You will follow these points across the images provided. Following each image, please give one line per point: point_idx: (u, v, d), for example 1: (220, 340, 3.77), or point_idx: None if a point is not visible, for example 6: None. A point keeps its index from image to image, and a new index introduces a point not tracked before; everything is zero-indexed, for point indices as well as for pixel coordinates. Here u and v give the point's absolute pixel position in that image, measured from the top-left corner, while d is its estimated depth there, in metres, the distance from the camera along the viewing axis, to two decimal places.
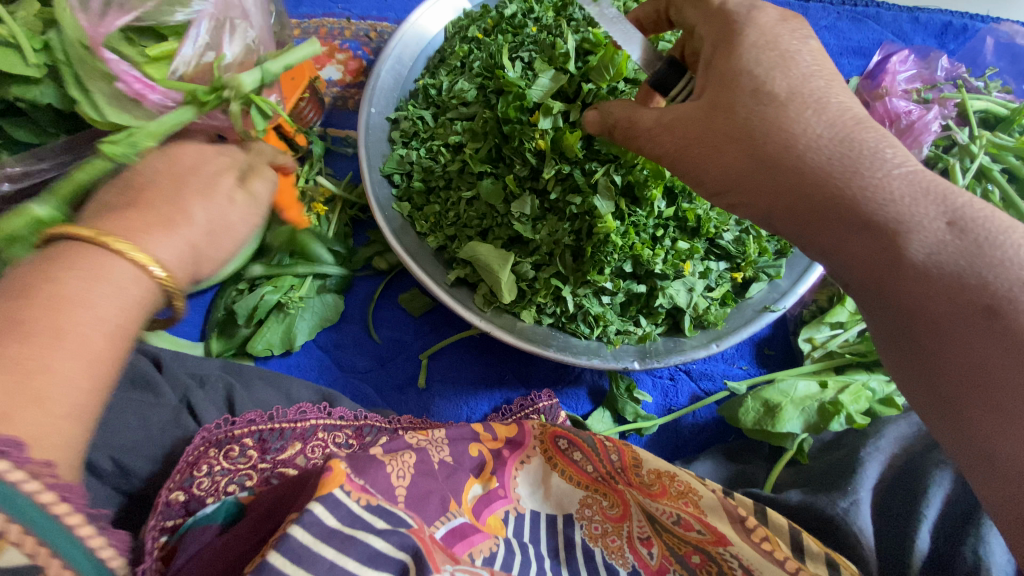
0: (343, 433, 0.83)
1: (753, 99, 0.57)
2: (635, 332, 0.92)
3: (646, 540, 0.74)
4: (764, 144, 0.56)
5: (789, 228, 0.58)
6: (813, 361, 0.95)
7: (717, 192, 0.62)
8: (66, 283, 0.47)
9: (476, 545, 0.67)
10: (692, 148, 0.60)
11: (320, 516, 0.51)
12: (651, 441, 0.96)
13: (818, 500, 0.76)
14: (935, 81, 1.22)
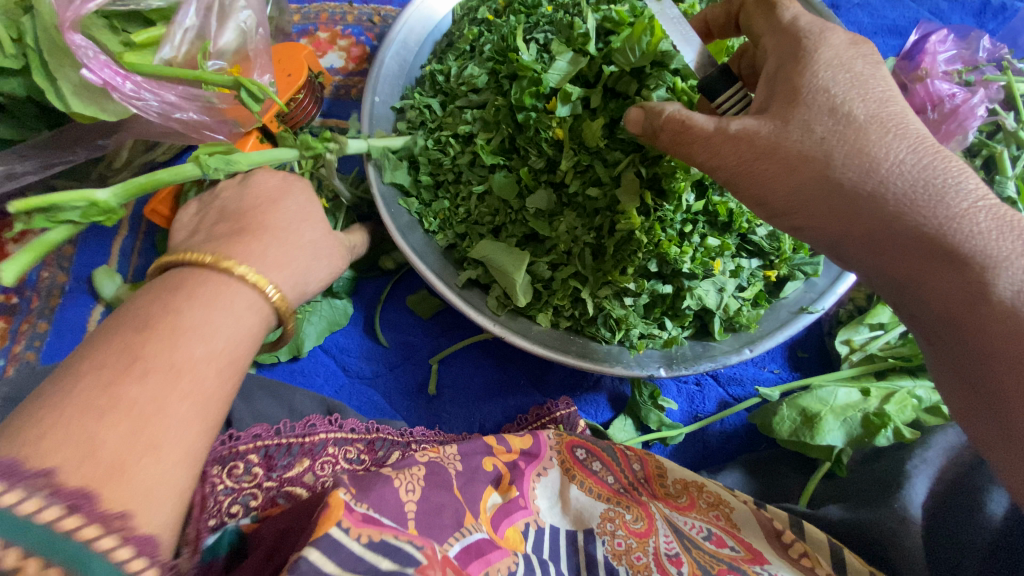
0: (354, 448, 0.79)
1: (829, 117, 0.53)
2: (660, 336, 0.85)
3: (674, 557, 0.62)
4: (843, 168, 0.52)
5: (856, 256, 0.56)
6: (851, 365, 0.88)
7: (777, 214, 0.57)
8: (186, 312, 0.47)
9: (494, 565, 0.56)
10: (759, 165, 0.55)
11: (317, 564, 0.43)
12: (677, 451, 0.90)
13: (865, 519, 0.66)
14: (977, 62, 1.14)
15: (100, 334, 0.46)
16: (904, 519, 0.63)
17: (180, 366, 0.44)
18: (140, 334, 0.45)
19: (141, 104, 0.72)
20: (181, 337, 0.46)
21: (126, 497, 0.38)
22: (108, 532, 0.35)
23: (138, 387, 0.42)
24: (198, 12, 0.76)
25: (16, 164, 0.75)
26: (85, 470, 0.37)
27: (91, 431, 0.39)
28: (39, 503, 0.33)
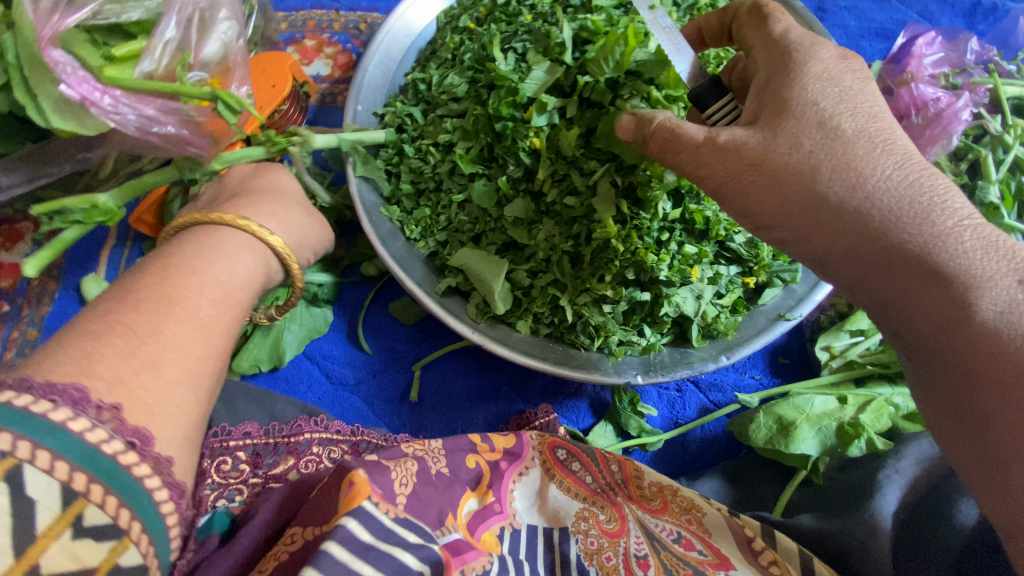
0: (337, 449, 0.77)
1: (815, 131, 0.53)
2: (639, 342, 0.86)
3: (642, 560, 0.62)
4: (828, 182, 0.52)
5: (843, 270, 0.55)
6: (831, 371, 0.88)
7: (763, 226, 0.57)
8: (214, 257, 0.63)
9: (471, 563, 0.56)
10: (745, 177, 0.55)
11: (354, 531, 0.49)
12: (657, 458, 0.90)
13: (833, 528, 0.67)
14: (965, 65, 1.13)
15: (135, 270, 0.60)
16: (873, 530, 0.64)
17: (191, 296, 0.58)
18: (170, 268, 0.59)
19: (119, 118, 0.73)
20: (202, 275, 0.60)
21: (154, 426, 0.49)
22: (143, 460, 0.45)
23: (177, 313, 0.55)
24: (178, 23, 0.76)
25: (1, 178, 0.78)
26: (102, 385, 0.47)
27: (106, 351, 0.49)
28: (88, 425, 0.43)
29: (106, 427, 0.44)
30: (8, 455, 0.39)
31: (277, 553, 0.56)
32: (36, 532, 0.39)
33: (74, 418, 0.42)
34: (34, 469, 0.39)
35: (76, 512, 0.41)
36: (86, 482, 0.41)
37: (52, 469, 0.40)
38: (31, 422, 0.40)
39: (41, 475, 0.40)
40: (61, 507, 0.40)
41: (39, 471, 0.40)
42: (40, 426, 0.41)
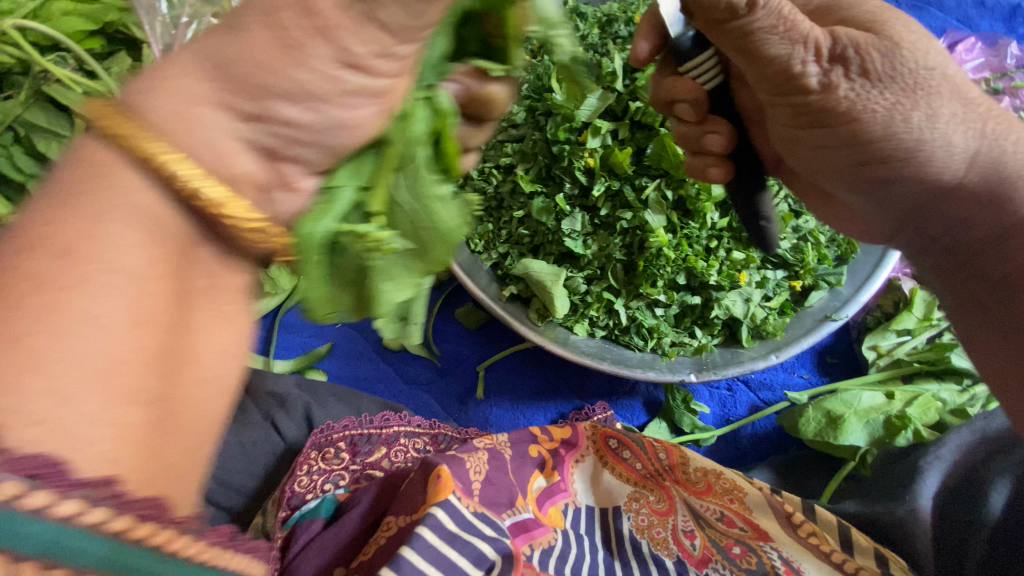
0: (421, 440, 0.86)
1: (920, 55, 0.55)
2: (690, 343, 0.92)
3: (689, 532, 0.72)
4: (945, 108, 0.55)
5: (920, 213, 0.59)
6: (879, 369, 0.92)
7: (871, 161, 0.57)
8: (62, 226, 0.32)
9: (537, 539, 0.67)
10: (875, 98, 0.54)
11: (442, 520, 0.60)
12: (710, 453, 0.95)
13: (878, 512, 0.71)
14: (1006, 69, 1.15)
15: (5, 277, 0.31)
16: (914, 512, 0.68)
17: (104, 250, 0.32)
18: (65, 200, 0.33)
19: None
20: (92, 202, 0.33)
21: (88, 454, 0.30)
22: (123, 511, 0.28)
23: (70, 299, 0.31)
24: None
25: None
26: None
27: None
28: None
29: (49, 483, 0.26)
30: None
31: (377, 537, 0.66)
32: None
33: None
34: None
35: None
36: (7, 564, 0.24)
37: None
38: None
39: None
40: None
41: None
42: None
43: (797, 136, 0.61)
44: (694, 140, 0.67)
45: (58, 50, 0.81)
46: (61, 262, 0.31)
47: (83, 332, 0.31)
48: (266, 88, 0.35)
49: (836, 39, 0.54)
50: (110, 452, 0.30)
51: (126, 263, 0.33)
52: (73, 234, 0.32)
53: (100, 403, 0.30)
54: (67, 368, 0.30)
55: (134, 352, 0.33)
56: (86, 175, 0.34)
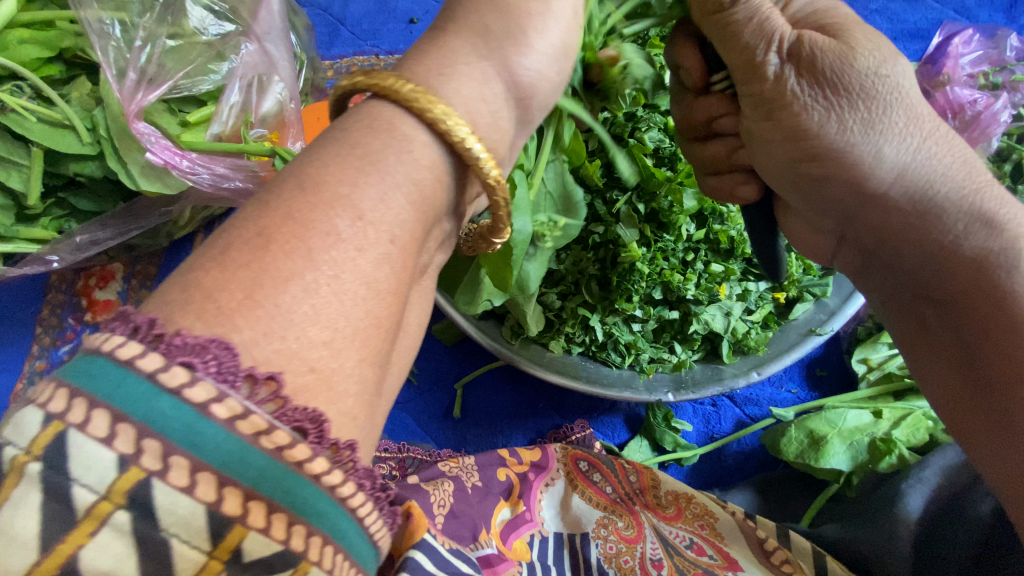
0: (386, 465, 0.84)
1: (877, 60, 0.49)
2: (669, 360, 0.88)
3: (657, 561, 0.69)
4: (892, 121, 0.49)
5: (853, 219, 0.54)
6: (869, 384, 0.89)
7: (803, 159, 0.52)
8: (360, 190, 0.34)
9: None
10: (823, 99, 0.49)
11: (421, 562, 0.55)
12: (691, 472, 0.92)
13: (856, 538, 0.70)
14: (1005, 62, 1.10)
15: (312, 213, 0.33)
16: (892, 534, 0.68)
17: (388, 218, 0.35)
18: (361, 164, 0.35)
19: (195, 178, 0.82)
20: (383, 166, 0.36)
21: (337, 410, 0.31)
22: (320, 452, 0.29)
23: (356, 260, 0.32)
24: (242, 88, 0.86)
25: (99, 232, 0.86)
26: (189, 317, 0.28)
27: (209, 285, 0.29)
28: (216, 393, 0.27)
29: (265, 412, 0.28)
30: (54, 416, 0.25)
31: None
32: (74, 518, 0.25)
33: (143, 353, 0.26)
34: (35, 405, 0.26)
35: (234, 544, 0.27)
36: (217, 487, 0.26)
37: (194, 488, 0.26)
38: (110, 372, 0.26)
39: (100, 447, 0.25)
40: (114, 471, 0.25)
41: (93, 441, 0.25)
42: (107, 375, 0.26)
43: (750, 134, 0.56)
44: (724, 161, 0.63)
45: (13, 77, 0.80)
46: (355, 222, 0.33)
47: (356, 289, 0.32)
48: (533, 47, 0.43)
49: (795, 39, 0.50)
50: (349, 408, 0.31)
51: (399, 233, 0.35)
52: (365, 199, 0.34)
53: (355, 360, 0.32)
54: (339, 321, 0.31)
55: (384, 316, 0.34)
56: (375, 135, 0.37)
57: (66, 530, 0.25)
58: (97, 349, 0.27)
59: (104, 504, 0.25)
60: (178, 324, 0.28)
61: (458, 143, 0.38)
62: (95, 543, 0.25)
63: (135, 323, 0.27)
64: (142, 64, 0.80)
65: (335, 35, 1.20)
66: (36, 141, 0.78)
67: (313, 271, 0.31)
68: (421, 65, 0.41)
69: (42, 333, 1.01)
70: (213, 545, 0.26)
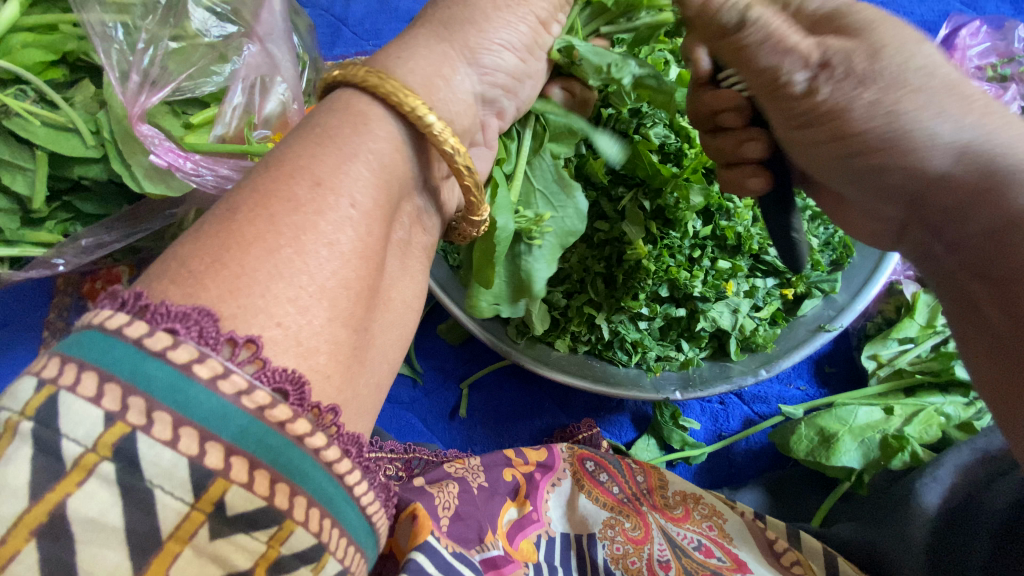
0: (393, 466, 0.81)
1: (908, 53, 0.46)
2: (676, 358, 0.87)
3: (665, 563, 0.68)
4: (938, 114, 0.45)
5: (925, 212, 0.48)
6: (879, 380, 0.88)
7: (852, 155, 0.49)
8: (322, 159, 0.40)
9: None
10: (862, 92, 0.46)
11: (423, 564, 0.55)
12: (700, 471, 0.91)
13: (870, 538, 0.69)
14: (1015, 54, 1.09)
15: (284, 183, 0.39)
16: (904, 533, 0.66)
17: (349, 186, 0.40)
18: (325, 137, 0.42)
19: (199, 179, 0.82)
20: (345, 142, 0.42)
21: (310, 364, 0.35)
22: (303, 414, 0.33)
23: (315, 222, 0.38)
24: (244, 90, 0.86)
25: (104, 235, 0.86)
26: (179, 293, 0.33)
27: (188, 262, 0.35)
28: (198, 354, 0.31)
29: (245, 372, 0.32)
30: (47, 381, 0.30)
31: None
32: (63, 470, 0.29)
33: (150, 333, 0.31)
34: (32, 375, 0.31)
35: (215, 496, 0.31)
36: (198, 443, 0.30)
37: (177, 442, 0.30)
38: (97, 342, 0.31)
39: (88, 405, 0.29)
40: (101, 426, 0.29)
41: (83, 400, 0.30)
42: (96, 343, 0.31)
43: (784, 138, 0.54)
44: (731, 153, 0.60)
45: (18, 81, 0.80)
46: (313, 188, 0.39)
47: (318, 253, 0.37)
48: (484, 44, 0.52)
49: (821, 40, 0.48)
50: (321, 364, 0.36)
51: (359, 200, 0.40)
52: (323, 169, 0.40)
53: (324, 318, 0.36)
54: (299, 295, 0.36)
55: (353, 281, 0.39)
56: (341, 122, 0.43)
57: (57, 481, 0.29)
58: (90, 323, 0.32)
59: (90, 456, 0.29)
60: (162, 296, 0.33)
61: (416, 118, 0.45)
62: (82, 492, 0.29)
63: (122, 299, 0.32)
64: (145, 67, 0.80)
65: (337, 36, 1.20)
66: (42, 144, 0.78)
67: (277, 236, 0.36)
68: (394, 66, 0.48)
69: (48, 337, 1.01)
70: (195, 498, 0.30)
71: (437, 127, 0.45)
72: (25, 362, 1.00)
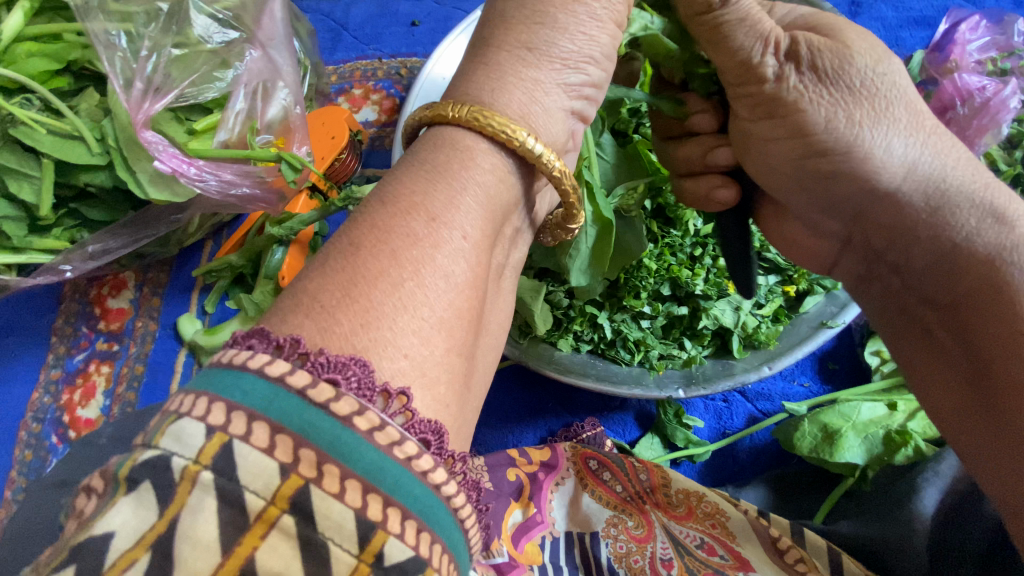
0: None
1: (870, 59, 0.55)
2: (679, 356, 0.87)
3: (667, 561, 0.69)
4: (873, 126, 0.54)
5: (865, 221, 0.59)
6: (881, 376, 0.88)
7: (812, 154, 0.57)
8: (431, 198, 0.42)
9: None
10: (821, 91, 0.54)
11: None
12: (704, 470, 0.91)
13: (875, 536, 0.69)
14: (1014, 47, 1.08)
15: (395, 218, 0.41)
16: (908, 532, 0.66)
17: (460, 220, 0.43)
18: (434, 173, 0.44)
19: (203, 185, 0.83)
20: (452, 176, 0.44)
21: (423, 390, 0.37)
22: (440, 462, 0.36)
23: (433, 255, 0.40)
24: (246, 96, 0.87)
25: (111, 241, 0.87)
26: (314, 330, 0.36)
27: (318, 295, 0.37)
28: (357, 407, 0.34)
29: (397, 423, 0.35)
30: (216, 429, 0.32)
31: None
32: (247, 524, 0.31)
33: (272, 361, 0.34)
34: (193, 420, 0.32)
35: (377, 547, 0.32)
36: (362, 494, 0.32)
37: (344, 494, 0.32)
38: (242, 381, 0.33)
39: (263, 457, 0.32)
40: (278, 479, 0.31)
41: (257, 452, 0.32)
42: (226, 381, 0.34)
43: (749, 135, 0.60)
44: (698, 162, 0.66)
45: (24, 91, 0.81)
46: (429, 224, 0.41)
47: (437, 284, 0.40)
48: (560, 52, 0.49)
49: (791, 39, 0.55)
50: (443, 394, 0.39)
51: (468, 231, 0.43)
52: (435, 203, 0.42)
53: (416, 340, 0.38)
54: (412, 325, 0.38)
55: (465, 310, 0.41)
56: (447, 156, 0.45)
57: (241, 534, 0.30)
58: (218, 364, 0.35)
59: (271, 509, 0.31)
60: (317, 343, 0.35)
61: (519, 144, 0.46)
62: (265, 545, 0.31)
63: (278, 344, 0.35)
64: (149, 74, 0.80)
65: (338, 40, 1.21)
66: (47, 152, 0.79)
67: (399, 270, 0.39)
68: (463, 92, 0.47)
69: (56, 342, 1.02)
70: (360, 549, 0.32)
71: (541, 155, 0.47)
72: (31, 368, 1.01)
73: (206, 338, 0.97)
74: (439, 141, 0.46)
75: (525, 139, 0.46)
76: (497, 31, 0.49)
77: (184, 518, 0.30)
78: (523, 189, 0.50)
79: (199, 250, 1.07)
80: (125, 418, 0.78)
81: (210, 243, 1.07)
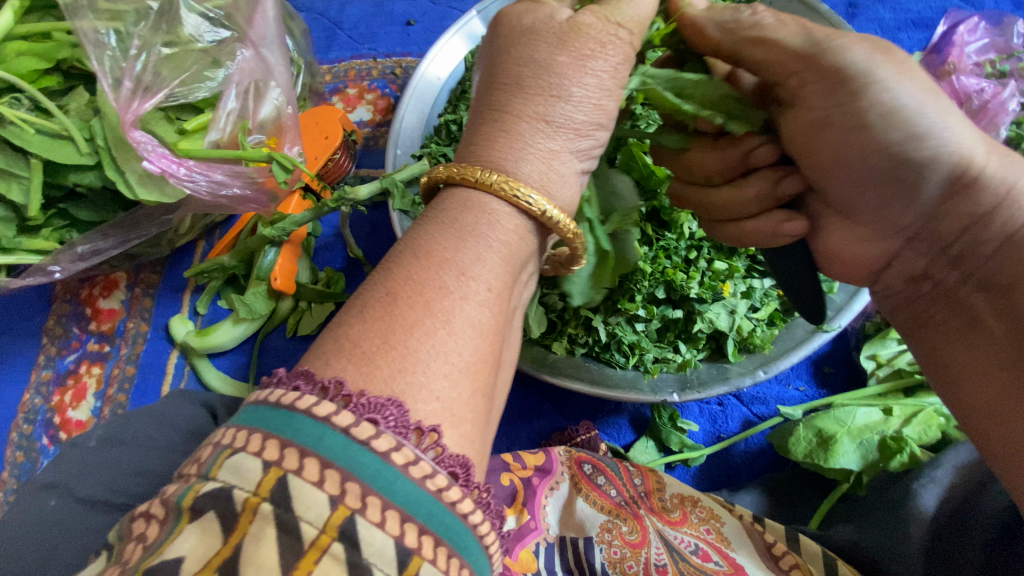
0: None
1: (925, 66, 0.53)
2: (674, 359, 0.86)
3: (662, 567, 0.68)
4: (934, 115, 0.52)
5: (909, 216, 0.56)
6: (878, 380, 0.87)
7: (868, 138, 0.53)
8: (461, 254, 0.44)
9: None
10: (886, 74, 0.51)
11: None
12: (700, 474, 0.91)
13: (874, 545, 0.68)
14: (1014, 49, 1.07)
15: (418, 275, 0.42)
16: (902, 538, 0.66)
17: (484, 272, 0.44)
18: (462, 232, 0.45)
19: (193, 184, 0.82)
20: (480, 233, 0.45)
21: (448, 419, 0.39)
22: (468, 493, 0.37)
23: (462, 306, 0.42)
24: (238, 95, 0.86)
25: (100, 242, 0.86)
26: (357, 374, 0.37)
27: (360, 344, 0.39)
28: (395, 443, 0.35)
29: (429, 458, 0.36)
30: (272, 463, 0.34)
31: None
32: (302, 548, 0.32)
33: (319, 402, 0.36)
34: (252, 456, 0.34)
35: (412, 572, 0.33)
36: (401, 522, 0.34)
37: (385, 523, 0.34)
38: (290, 421, 0.35)
39: (315, 489, 0.33)
40: (329, 509, 0.33)
41: (310, 485, 0.33)
42: (279, 419, 0.36)
43: (795, 131, 0.56)
44: (771, 195, 0.61)
45: (13, 90, 0.80)
46: (459, 278, 0.43)
47: (465, 331, 0.41)
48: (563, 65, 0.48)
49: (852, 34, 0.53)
50: (467, 432, 0.40)
51: (494, 284, 0.44)
52: (465, 259, 0.44)
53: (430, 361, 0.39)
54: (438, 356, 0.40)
55: (482, 345, 0.42)
56: (469, 211, 0.46)
57: (298, 558, 0.32)
58: (261, 400, 0.37)
59: (324, 537, 0.32)
60: (359, 387, 0.37)
61: (539, 213, 0.47)
62: (319, 570, 0.32)
63: (324, 387, 0.37)
64: (138, 73, 0.79)
65: (333, 39, 1.20)
66: (36, 153, 0.78)
67: (430, 318, 0.41)
68: (479, 142, 0.49)
69: (47, 342, 1.01)
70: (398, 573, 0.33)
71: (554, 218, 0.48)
72: (21, 368, 1.00)
73: (199, 340, 0.97)
74: (463, 196, 0.47)
75: (544, 201, 0.47)
76: (514, 101, 0.49)
77: (247, 545, 0.32)
78: (539, 244, 0.50)
79: (192, 250, 1.06)
80: (118, 418, 0.76)
81: (202, 243, 1.07)
